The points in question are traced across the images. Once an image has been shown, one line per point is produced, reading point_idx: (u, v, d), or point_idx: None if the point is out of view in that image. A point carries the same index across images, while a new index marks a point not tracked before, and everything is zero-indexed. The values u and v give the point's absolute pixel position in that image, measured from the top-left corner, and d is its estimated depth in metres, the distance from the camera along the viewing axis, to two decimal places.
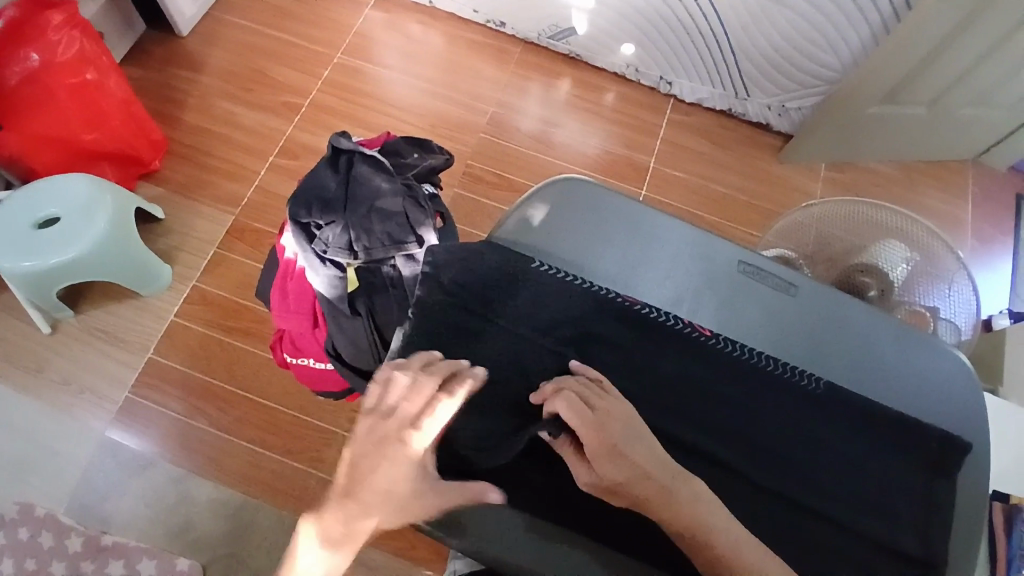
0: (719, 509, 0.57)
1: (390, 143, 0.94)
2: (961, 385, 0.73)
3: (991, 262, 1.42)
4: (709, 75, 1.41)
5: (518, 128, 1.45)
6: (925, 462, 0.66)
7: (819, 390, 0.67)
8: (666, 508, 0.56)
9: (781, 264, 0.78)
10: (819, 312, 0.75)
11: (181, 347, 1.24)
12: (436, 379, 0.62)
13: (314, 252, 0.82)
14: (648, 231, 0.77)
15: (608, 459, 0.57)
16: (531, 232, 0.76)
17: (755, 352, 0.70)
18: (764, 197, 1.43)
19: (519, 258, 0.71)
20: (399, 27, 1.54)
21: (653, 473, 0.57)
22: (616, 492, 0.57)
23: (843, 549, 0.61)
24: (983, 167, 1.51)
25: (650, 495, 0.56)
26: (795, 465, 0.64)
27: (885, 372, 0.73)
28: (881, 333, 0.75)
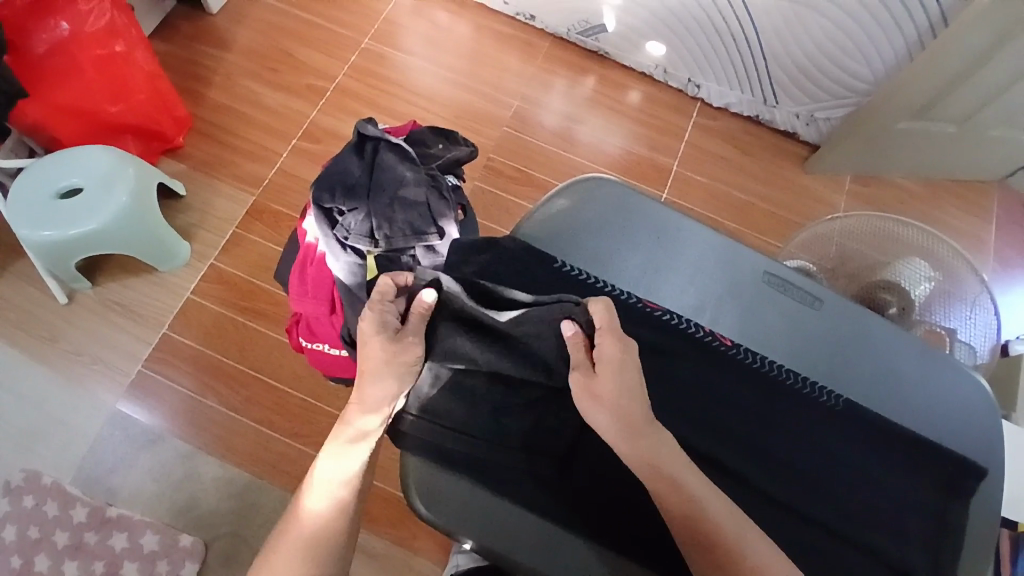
0: (702, 479, 0.58)
1: (417, 132, 0.93)
2: (981, 410, 0.71)
3: (1011, 287, 1.40)
4: (737, 80, 1.39)
5: (541, 123, 1.44)
6: (939, 484, 0.65)
7: (838, 406, 0.67)
8: (640, 447, 0.57)
9: (806, 277, 0.76)
10: (844, 327, 0.74)
11: (195, 324, 1.25)
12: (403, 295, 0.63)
13: (335, 238, 0.82)
14: (674, 236, 0.76)
15: (613, 371, 0.58)
16: (556, 229, 0.75)
17: (775, 365, 0.70)
18: (787, 206, 1.41)
19: (542, 257, 0.71)
20: (428, 15, 1.53)
21: (639, 405, 0.58)
22: (596, 399, 0.58)
23: (851, 565, 0.60)
24: (1010, 190, 1.48)
25: (622, 418, 0.57)
26: (809, 478, 0.63)
27: (905, 392, 0.72)
28: (904, 353, 0.73)
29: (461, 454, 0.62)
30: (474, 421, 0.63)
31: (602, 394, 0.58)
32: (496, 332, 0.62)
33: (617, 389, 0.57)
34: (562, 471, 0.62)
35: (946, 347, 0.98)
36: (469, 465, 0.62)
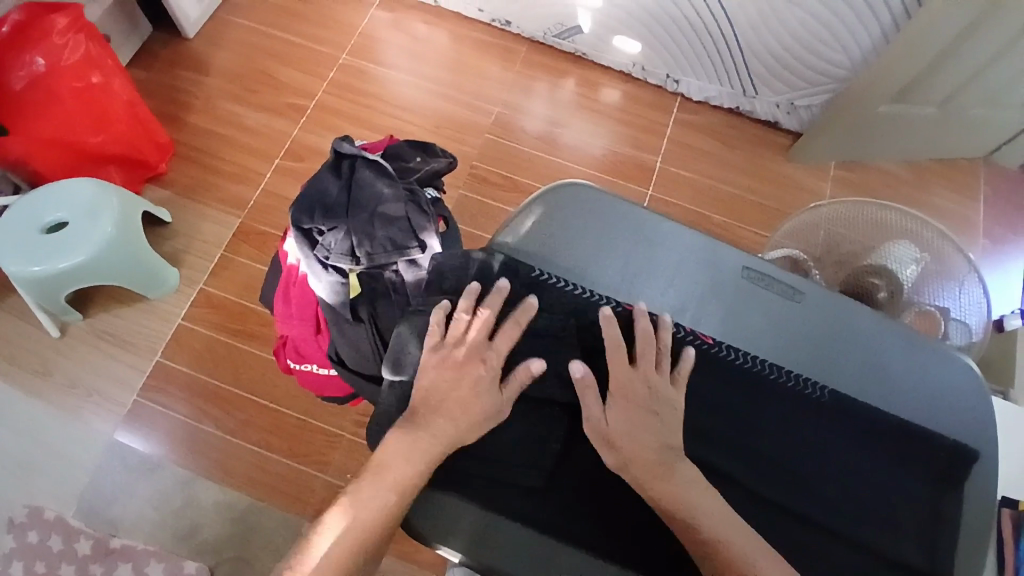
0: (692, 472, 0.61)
1: (394, 146, 0.94)
2: (971, 396, 0.71)
3: (1002, 262, 1.39)
4: (716, 73, 1.39)
5: (523, 128, 1.44)
6: (934, 476, 0.65)
7: (825, 398, 0.67)
8: (658, 486, 0.59)
9: (786, 270, 0.76)
10: (828, 320, 0.73)
11: (188, 350, 1.25)
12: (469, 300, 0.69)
13: (316, 259, 0.82)
14: (652, 237, 0.76)
15: (622, 412, 0.63)
16: (535, 236, 0.75)
17: (755, 359, 0.70)
18: (773, 196, 1.40)
19: (518, 268, 0.72)
20: (405, 26, 1.54)
21: (652, 447, 0.61)
22: (613, 445, 0.62)
23: (852, 563, 0.60)
24: (995, 166, 1.47)
25: (637, 461, 0.60)
26: (804, 477, 0.63)
27: (893, 381, 0.71)
28: (889, 342, 0.73)
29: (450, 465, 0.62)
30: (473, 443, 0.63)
31: (614, 438, 0.62)
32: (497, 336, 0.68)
33: (629, 430, 0.62)
34: (557, 487, 0.61)
35: (941, 327, 0.98)
36: (456, 479, 0.61)
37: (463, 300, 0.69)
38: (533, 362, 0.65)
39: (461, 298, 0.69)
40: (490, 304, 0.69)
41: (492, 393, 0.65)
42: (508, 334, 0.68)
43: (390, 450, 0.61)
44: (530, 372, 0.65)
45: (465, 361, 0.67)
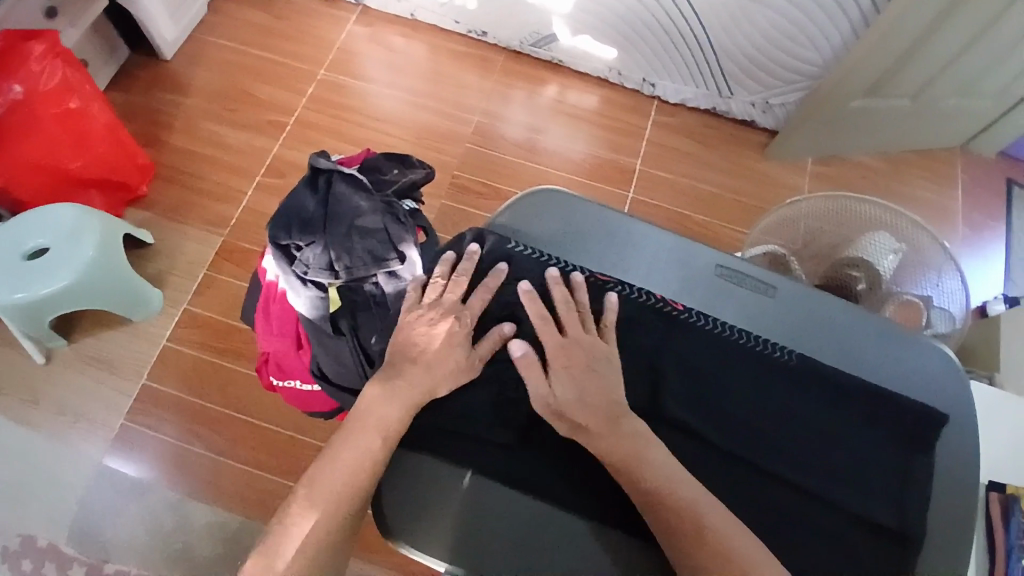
0: (657, 443, 0.62)
1: (370, 159, 0.94)
2: (944, 376, 0.71)
3: (984, 249, 1.39)
4: (691, 74, 1.40)
5: (503, 135, 1.45)
6: (901, 438, 0.66)
7: (792, 363, 0.69)
8: (605, 439, 0.62)
9: (759, 265, 0.76)
10: (801, 312, 0.73)
11: (175, 371, 1.25)
12: (445, 268, 0.74)
13: (294, 274, 0.81)
14: (624, 235, 0.76)
15: (564, 379, 0.66)
16: (507, 229, 0.76)
17: (725, 325, 0.71)
18: (754, 193, 1.40)
19: (494, 239, 0.74)
20: (382, 40, 1.55)
21: (600, 406, 0.64)
22: (564, 414, 0.65)
23: (811, 517, 0.63)
24: (971, 154, 1.49)
25: (588, 420, 0.63)
26: (770, 444, 0.65)
27: (862, 358, 0.72)
28: (861, 327, 0.73)
29: (437, 438, 0.65)
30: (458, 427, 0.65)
31: (564, 406, 0.65)
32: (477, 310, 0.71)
33: (575, 393, 0.65)
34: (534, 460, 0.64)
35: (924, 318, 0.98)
36: (444, 447, 0.65)
37: (438, 268, 0.74)
38: (505, 325, 0.70)
39: (437, 266, 0.75)
40: (463, 269, 0.73)
41: (467, 349, 0.69)
42: (482, 295, 0.72)
43: (370, 400, 0.65)
44: (503, 333, 0.69)
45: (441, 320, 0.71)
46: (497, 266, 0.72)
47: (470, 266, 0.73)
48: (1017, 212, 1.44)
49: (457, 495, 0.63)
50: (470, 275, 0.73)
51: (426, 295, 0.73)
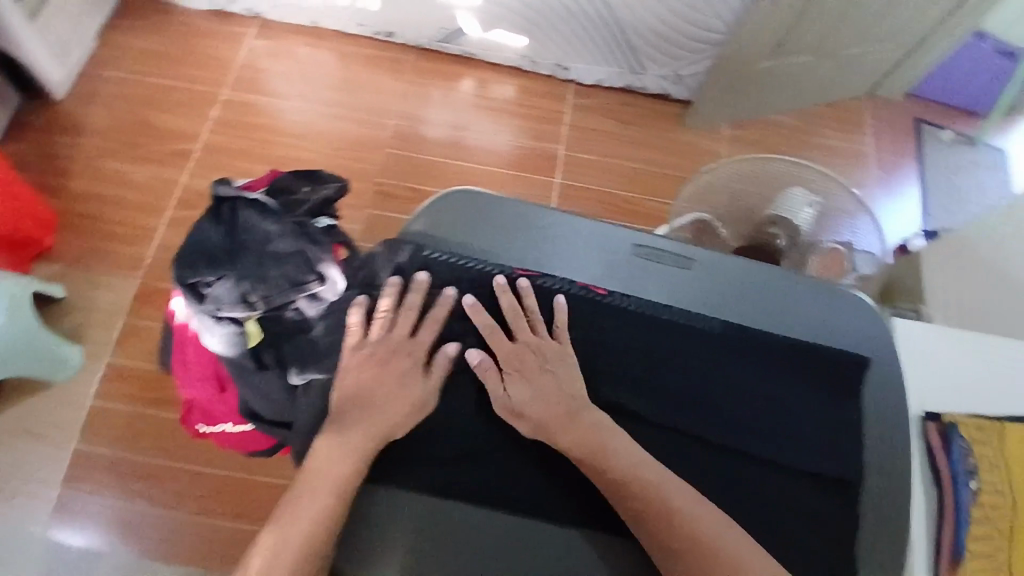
0: (614, 429, 0.64)
1: (277, 180, 0.87)
2: (863, 321, 0.73)
3: (899, 189, 1.44)
4: (605, 53, 1.38)
5: (426, 136, 1.37)
6: (830, 388, 0.68)
7: (717, 330, 0.70)
8: (565, 436, 0.63)
9: (674, 239, 0.76)
10: (721, 279, 0.74)
11: (110, 428, 1.18)
12: (389, 300, 0.70)
13: (207, 312, 0.77)
14: (542, 227, 0.74)
15: (519, 384, 0.66)
16: (425, 236, 0.73)
17: (650, 304, 0.71)
18: (677, 164, 1.39)
19: (410, 249, 0.71)
20: (288, 53, 1.44)
21: (556, 403, 0.66)
22: (522, 415, 0.65)
23: (760, 481, 0.64)
24: (878, 100, 1.54)
25: (547, 420, 0.64)
26: (711, 415, 0.66)
27: (786, 315, 0.73)
28: (779, 284, 0.74)
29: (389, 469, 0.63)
30: (407, 452, 0.64)
31: (522, 410, 0.65)
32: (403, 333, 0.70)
33: (532, 395, 0.66)
34: (487, 472, 0.63)
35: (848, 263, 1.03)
36: (398, 475, 0.62)
37: (385, 300, 0.70)
38: (448, 344, 0.69)
39: (382, 298, 0.70)
40: (411, 301, 0.70)
41: (419, 383, 0.67)
42: (431, 327, 0.70)
43: (322, 456, 0.62)
44: (448, 355, 0.68)
45: (390, 357, 0.69)
46: (446, 291, 0.69)
47: (418, 299, 0.70)
48: (927, 149, 1.50)
49: (415, 520, 0.61)
50: (419, 307, 0.70)
51: (372, 328, 0.70)
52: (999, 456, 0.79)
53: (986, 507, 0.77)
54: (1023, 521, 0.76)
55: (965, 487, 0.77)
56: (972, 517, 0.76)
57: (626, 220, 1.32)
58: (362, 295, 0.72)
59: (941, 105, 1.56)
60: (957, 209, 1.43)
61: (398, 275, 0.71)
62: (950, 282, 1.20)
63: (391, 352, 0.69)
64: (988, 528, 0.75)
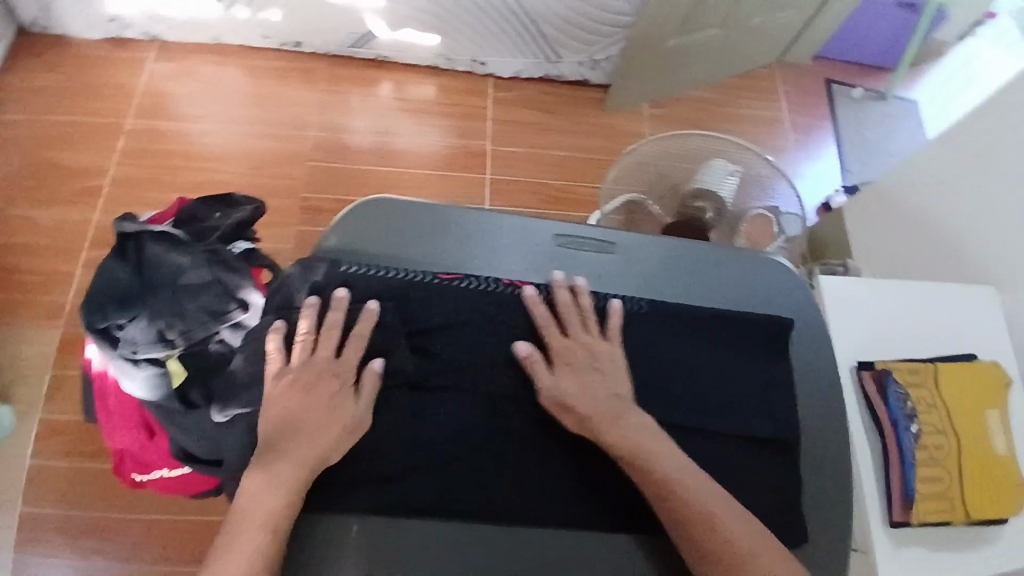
0: (663, 437, 0.62)
1: (185, 208, 0.83)
2: (784, 284, 0.76)
3: (818, 150, 1.49)
4: (519, 45, 1.37)
5: (349, 145, 1.34)
6: (765, 351, 0.70)
7: (644, 309, 0.71)
8: (612, 433, 0.62)
9: (594, 226, 0.77)
10: (643, 261, 0.75)
11: (50, 489, 1.11)
12: (309, 321, 0.67)
13: (124, 357, 0.73)
14: (461, 228, 0.74)
15: (568, 377, 0.65)
16: (340, 251, 0.71)
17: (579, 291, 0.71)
18: (603, 147, 1.40)
19: (326, 266, 0.69)
20: (192, 72, 1.37)
21: (603, 398, 0.64)
22: (569, 407, 0.63)
23: (710, 454, 0.65)
24: (788, 65, 1.58)
25: (594, 415, 0.63)
26: (654, 394, 0.67)
27: (711, 287, 0.75)
28: (700, 256, 0.76)
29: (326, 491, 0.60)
30: (345, 473, 0.61)
31: (569, 401, 0.63)
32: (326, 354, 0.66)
33: (579, 389, 0.64)
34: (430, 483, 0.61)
35: (773, 226, 1.05)
36: (337, 494, 0.60)
37: (303, 321, 0.66)
38: (374, 360, 0.65)
39: (301, 320, 0.67)
40: (332, 319, 0.66)
41: (348, 404, 0.63)
42: (356, 344, 0.66)
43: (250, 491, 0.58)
44: (375, 371, 0.64)
45: (316, 380, 0.65)
46: (368, 305, 0.66)
47: (339, 317, 0.66)
48: (840, 108, 1.55)
49: (362, 537, 0.59)
50: (341, 325, 0.66)
51: (294, 353, 0.66)
52: (936, 396, 0.84)
53: (929, 448, 0.81)
54: (963, 456, 0.81)
55: (907, 432, 0.81)
56: (916, 460, 0.80)
57: (559, 209, 1.32)
58: (280, 318, 0.68)
59: (848, 65, 1.62)
60: (872, 162, 1.49)
61: (315, 295, 0.67)
62: (876, 233, 1.25)
63: (314, 377, 0.65)
64: (933, 468, 0.80)
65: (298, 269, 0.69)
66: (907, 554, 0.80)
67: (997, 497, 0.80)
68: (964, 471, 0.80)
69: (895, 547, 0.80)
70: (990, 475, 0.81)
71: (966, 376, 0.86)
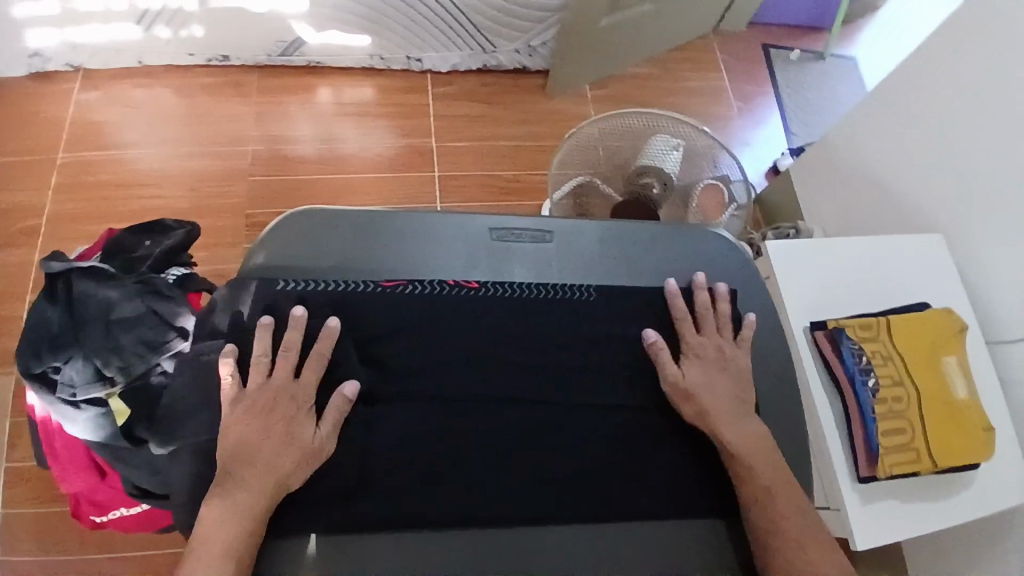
0: (773, 449, 0.67)
1: (112, 239, 0.81)
2: (719, 254, 0.79)
3: (763, 115, 1.50)
4: (453, 38, 1.36)
5: (293, 156, 1.31)
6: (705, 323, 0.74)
7: (594, 297, 0.74)
8: (729, 431, 0.67)
9: (530, 216, 0.78)
10: (578, 246, 0.77)
11: (28, 538, 1.02)
12: (264, 341, 0.66)
13: (64, 400, 0.71)
14: (394, 231, 0.75)
15: (698, 370, 0.69)
16: (273, 269, 0.72)
17: (516, 286, 0.74)
18: (550, 133, 1.40)
19: (260, 285, 0.70)
20: (120, 97, 1.33)
21: (725, 395, 0.69)
22: (690, 397, 0.68)
23: (659, 427, 0.69)
24: (724, 34, 1.59)
25: (714, 409, 0.67)
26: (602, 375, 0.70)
27: (648, 265, 0.78)
28: (633, 237, 0.79)
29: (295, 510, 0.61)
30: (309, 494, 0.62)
31: (689, 389, 0.68)
32: (280, 374, 0.65)
33: (704, 382, 0.69)
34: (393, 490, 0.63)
35: (725, 194, 1.06)
36: (308, 512, 0.61)
37: (259, 342, 0.66)
38: (346, 385, 0.65)
39: (257, 340, 0.66)
40: (289, 340, 0.66)
41: (308, 430, 0.63)
42: (315, 364, 0.65)
43: (209, 518, 0.57)
44: (346, 396, 0.64)
45: (274, 403, 0.63)
46: (329, 322, 0.67)
47: (295, 336, 0.66)
48: (779, 72, 1.56)
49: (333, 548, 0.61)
50: (298, 345, 0.66)
51: (250, 378, 0.65)
52: (891, 348, 0.84)
53: (888, 401, 0.80)
54: (923, 407, 0.81)
55: (864, 387, 0.81)
56: (876, 414, 0.79)
57: (511, 200, 1.32)
58: (233, 342, 0.67)
59: (782, 27, 1.63)
60: (814, 121, 1.51)
61: (269, 314, 0.68)
62: (829, 192, 1.24)
63: (272, 403, 0.63)
64: (894, 422, 0.80)
65: (245, 289, 0.70)
66: (873, 508, 0.80)
67: (957, 443, 0.80)
68: (926, 422, 0.80)
69: (862, 501, 0.80)
70: (947, 423, 0.81)
71: (919, 326, 0.86)
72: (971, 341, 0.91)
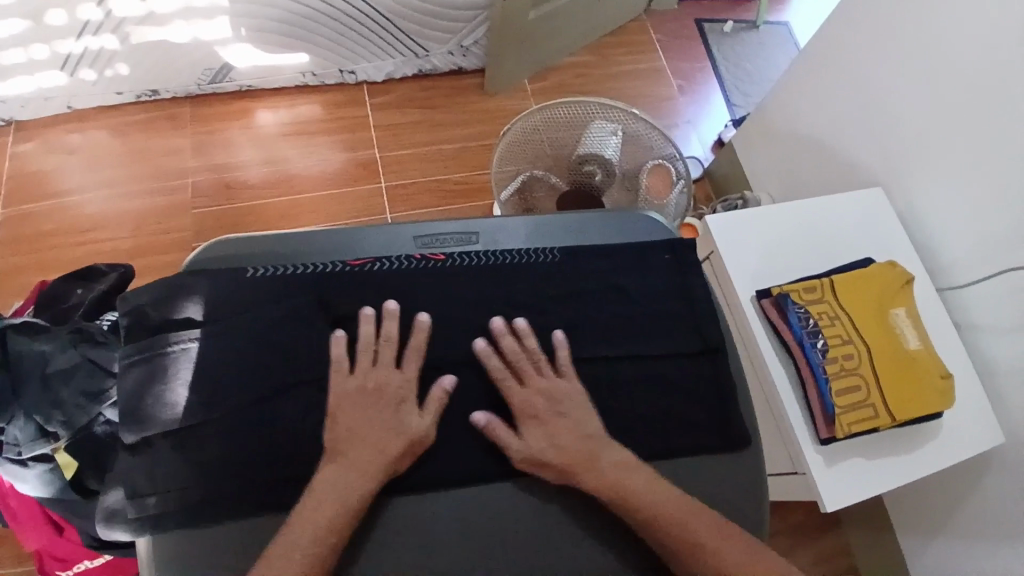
0: (641, 472, 0.62)
1: (45, 293, 0.82)
2: (653, 234, 0.82)
3: (705, 90, 1.50)
4: (383, 46, 1.35)
5: (237, 183, 1.30)
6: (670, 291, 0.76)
7: (557, 258, 0.76)
8: (591, 478, 0.61)
9: (451, 220, 0.79)
10: (507, 243, 0.79)
11: None
12: (368, 329, 0.66)
13: (10, 458, 0.70)
14: (315, 251, 0.74)
15: (534, 428, 0.63)
16: (238, 258, 0.73)
17: (484, 254, 0.76)
18: (492, 131, 1.39)
19: (208, 289, 0.68)
20: (56, 144, 1.31)
21: (573, 443, 0.62)
22: (544, 463, 0.62)
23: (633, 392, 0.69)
24: (657, 14, 1.59)
25: (571, 464, 0.61)
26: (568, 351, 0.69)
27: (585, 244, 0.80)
28: (550, 229, 0.80)
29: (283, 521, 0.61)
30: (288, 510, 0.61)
31: (538, 453, 0.62)
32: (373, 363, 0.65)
33: (549, 441, 0.62)
34: None
35: (673, 174, 1.05)
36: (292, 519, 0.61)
37: (363, 329, 0.66)
38: (446, 378, 0.66)
39: (360, 327, 0.66)
40: (388, 330, 0.67)
41: (414, 418, 0.63)
42: (414, 356, 0.66)
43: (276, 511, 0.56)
44: (445, 388, 0.65)
45: (379, 391, 0.63)
46: (420, 317, 0.68)
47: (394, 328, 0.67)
48: (715, 46, 1.57)
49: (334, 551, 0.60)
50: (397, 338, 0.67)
51: (356, 363, 0.65)
52: (837, 308, 0.84)
53: (839, 359, 0.81)
54: (878, 359, 0.81)
55: (813, 349, 0.81)
56: (829, 375, 0.80)
57: (461, 202, 1.32)
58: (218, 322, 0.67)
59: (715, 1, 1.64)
60: (754, 90, 1.52)
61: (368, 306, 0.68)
62: (766, 160, 1.27)
63: (382, 384, 0.64)
64: (850, 379, 0.80)
65: (216, 279, 0.69)
66: (838, 468, 0.81)
67: (914, 394, 0.80)
68: (881, 378, 0.80)
69: (826, 464, 0.81)
70: (904, 375, 0.81)
71: (863, 282, 0.86)
72: (921, 290, 0.92)
